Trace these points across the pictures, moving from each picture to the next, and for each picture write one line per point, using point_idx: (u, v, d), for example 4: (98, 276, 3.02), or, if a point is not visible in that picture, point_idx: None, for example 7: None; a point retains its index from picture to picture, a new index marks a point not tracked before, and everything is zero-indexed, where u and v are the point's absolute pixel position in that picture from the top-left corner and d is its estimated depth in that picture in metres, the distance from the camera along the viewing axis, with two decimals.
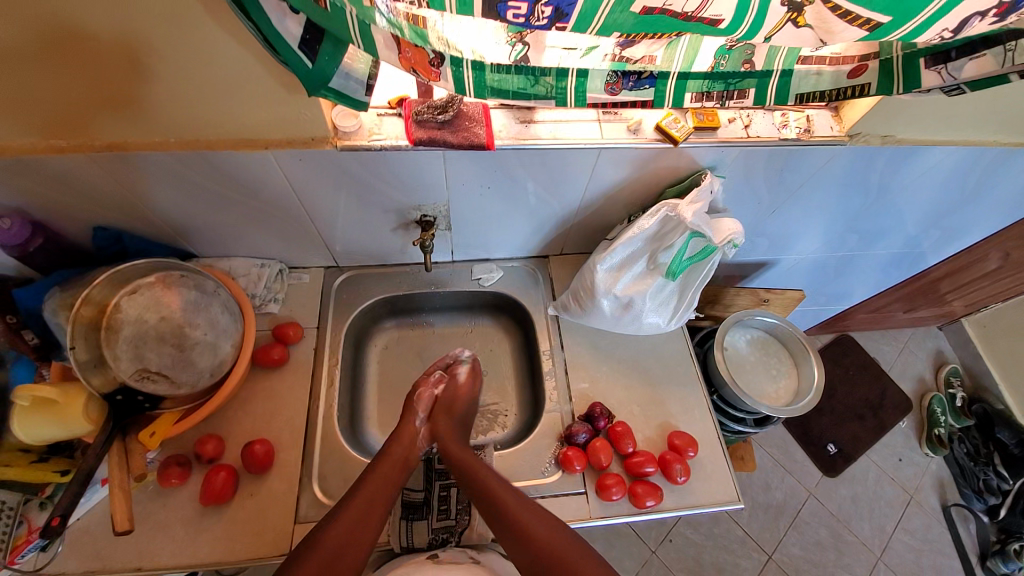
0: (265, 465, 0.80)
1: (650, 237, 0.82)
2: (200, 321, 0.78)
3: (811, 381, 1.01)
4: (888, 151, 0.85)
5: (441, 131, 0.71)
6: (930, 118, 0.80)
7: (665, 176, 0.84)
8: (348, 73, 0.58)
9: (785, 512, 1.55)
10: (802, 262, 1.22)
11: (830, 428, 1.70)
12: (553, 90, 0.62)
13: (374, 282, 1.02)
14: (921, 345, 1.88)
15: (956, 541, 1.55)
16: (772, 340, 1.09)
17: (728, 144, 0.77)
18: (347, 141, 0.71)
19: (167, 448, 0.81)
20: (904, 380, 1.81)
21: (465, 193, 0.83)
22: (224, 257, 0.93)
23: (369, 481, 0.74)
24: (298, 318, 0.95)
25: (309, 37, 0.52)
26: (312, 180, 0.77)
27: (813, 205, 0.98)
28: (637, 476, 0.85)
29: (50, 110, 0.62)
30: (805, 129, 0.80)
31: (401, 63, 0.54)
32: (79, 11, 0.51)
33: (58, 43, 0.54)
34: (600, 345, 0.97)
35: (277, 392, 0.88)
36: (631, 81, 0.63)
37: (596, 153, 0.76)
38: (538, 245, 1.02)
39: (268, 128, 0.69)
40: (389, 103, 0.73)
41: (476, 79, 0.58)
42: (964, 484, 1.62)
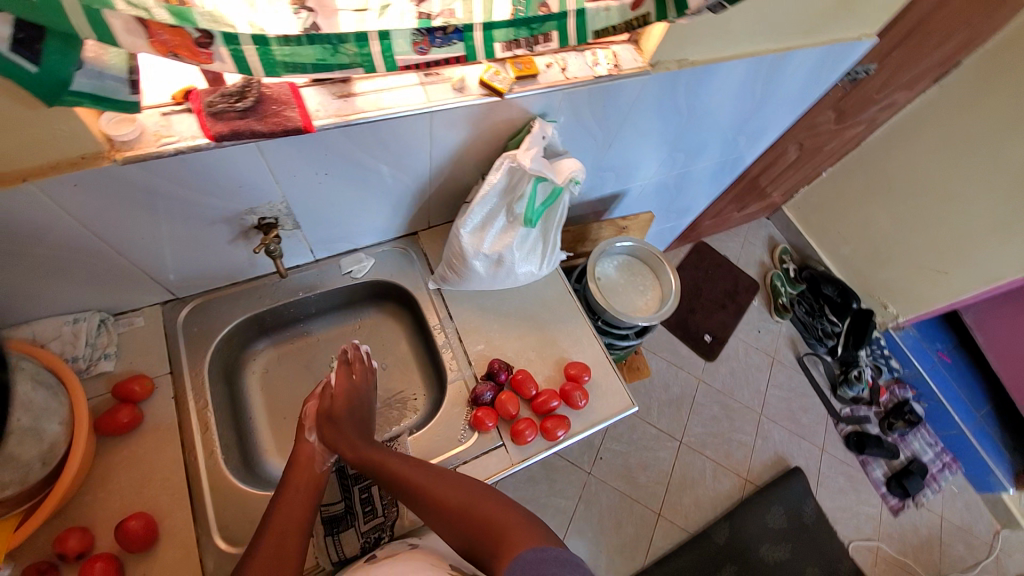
0: (148, 539, 0.69)
1: (502, 191, 0.84)
2: (15, 407, 0.62)
3: (671, 285, 1.15)
4: (686, 73, 0.96)
5: (246, 120, 0.62)
6: (710, 37, 0.91)
7: (503, 130, 0.86)
8: (100, 71, 0.49)
9: (684, 401, 1.79)
10: (648, 186, 1.36)
11: (704, 322, 1.97)
12: (358, 58, 0.58)
13: (230, 304, 0.91)
14: (756, 235, 2.24)
15: (812, 382, 1.94)
16: (636, 260, 1.20)
17: (551, 88, 0.80)
18: (131, 152, 0.60)
19: (19, 560, 0.67)
20: (749, 267, 2.15)
21: (299, 184, 0.76)
22: (22, 325, 0.76)
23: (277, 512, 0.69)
24: (144, 368, 0.82)
25: (23, 37, 0.42)
26: (101, 207, 0.65)
27: (641, 132, 1.08)
28: (545, 413, 0.90)
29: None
30: (615, 65, 0.86)
31: (155, 48, 0.46)
32: None
33: None
34: (487, 305, 0.99)
35: (141, 455, 0.76)
36: (438, 37, 0.62)
37: (428, 117, 0.74)
38: (402, 223, 0.99)
39: (16, 153, 0.55)
40: (174, 98, 0.62)
41: (262, 56, 0.52)
42: (808, 335, 2.01)
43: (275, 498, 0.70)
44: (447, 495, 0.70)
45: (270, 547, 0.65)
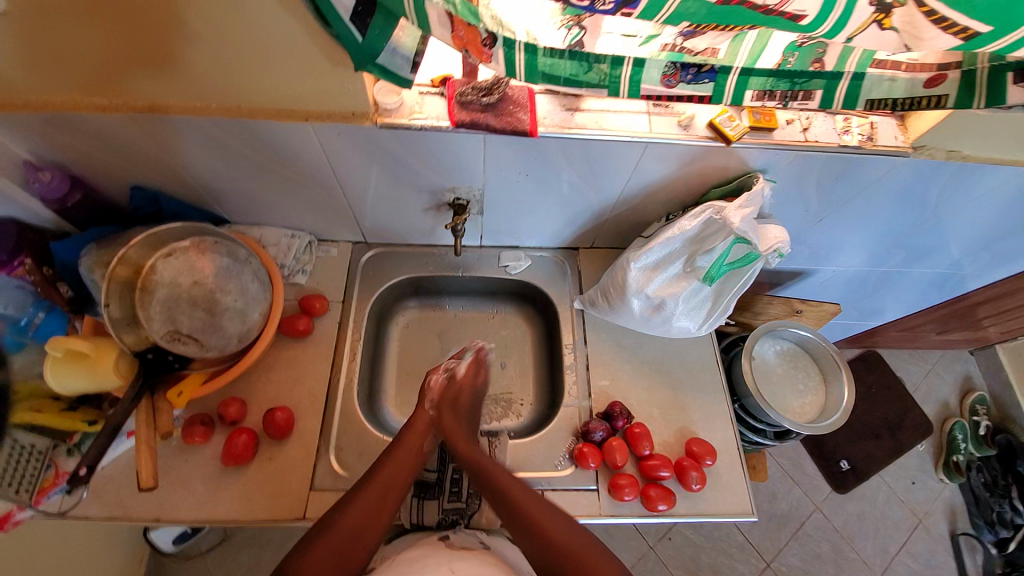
0: (285, 432, 0.81)
1: (690, 238, 0.79)
2: (230, 288, 0.79)
3: (841, 399, 0.97)
4: (953, 167, 0.79)
5: (484, 114, 0.68)
6: (1005, 135, 0.74)
7: (710, 176, 0.80)
8: (395, 49, 0.56)
9: (789, 523, 1.53)
10: (840, 274, 1.18)
11: (846, 444, 1.66)
12: (607, 78, 0.60)
13: (400, 261, 1.01)
14: (951, 368, 1.81)
15: (967, 572, 1.51)
16: (802, 353, 1.05)
17: (784, 146, 0.73)
18: (388, 118, 0.69)
19: (193, 407, 0.83)
20: (929, 403, 1.75)
21: (499, 178, 0.81)
22: (255, 226, 0.93)
23: (384, 467, 0.74)
24: (323, 291, 0.95)
25: (360, 10, 0.50)
26: (346, 154, 0.76)
27: (861, 217, 0.93)
28: (651, 479, 0.84)
29: (98, 65, 0.62)
30: (868, 136, 0.75)
31: (453, 42, 0.52)
32: None
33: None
34: (624, 343, 0.95)
35: (300, 361, 0.89)
36: (690, 73, 0.60)
37: (642, 147, 0.73)
38: (569, 236, 1.00)
39: (308, 98, 0.67)
40: (433, 82, 0.71)
41: (527, 62, 0.55)
42: (976, 514, 1.57)
43: (389, 448, 0.76)
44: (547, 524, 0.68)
45: (374, 494, 0.70)
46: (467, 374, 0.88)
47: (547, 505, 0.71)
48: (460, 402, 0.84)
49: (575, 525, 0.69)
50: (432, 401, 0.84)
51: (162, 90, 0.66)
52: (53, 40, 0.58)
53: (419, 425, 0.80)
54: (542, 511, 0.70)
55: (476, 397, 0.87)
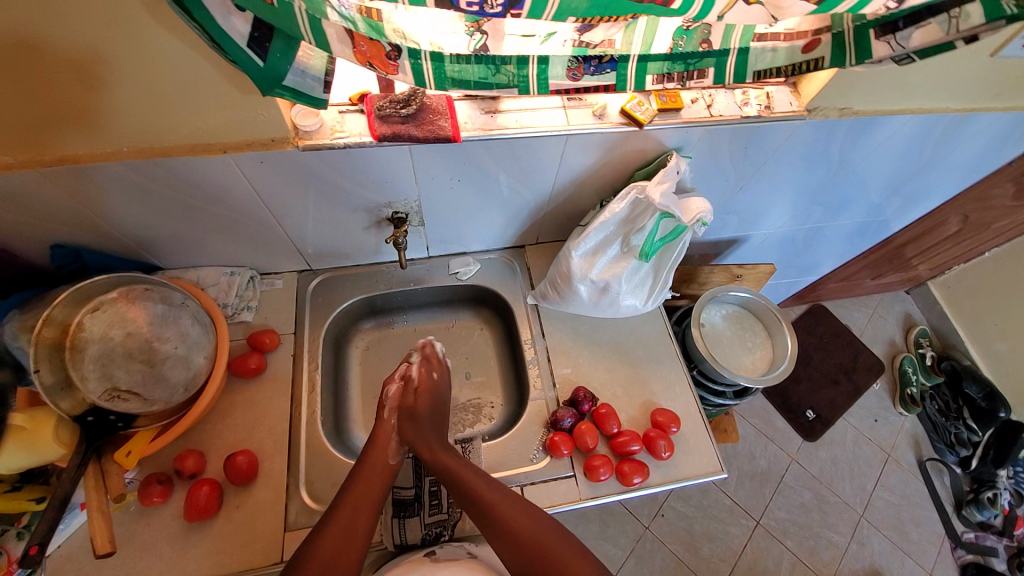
0: (249, 475, 0.78)
1: (621, 220, 0.83)
2: (169, 335, 0.75)
3: (786, 349, 1.04)
4: (846, 123, 0.87)
5: (405, 126, 0.69)
6: (884, 88, 0.82)
7: (633, 160, 0.85)
8: (304, 70, 0.56)
9: (770, 478, 1.61)
10: (772, 236, 1.26)
11: (808, 395, 1.76)
12: (515, 78, 0.62)
13: (349, 284, 1.00)
14: (889, 309, 1.96)
15: (933, 495, 1.63)
16: (746, 313, 1.11)
17: (692, 124, 0.78)
18: (310, 141, 0.69)
19: (145, 467, 0.79)
20: (874, 344, 1.88)
21: (434, 187, 0.82)
22: (192, 268, 0.90)
23: (351, 490, 0.74)
24: (273, 325, 0.93)
25: (257, 35, 0.50)
26: (274, 183, 0.75)
27: (777, 180, 1.00)
28: (623, 455, 0.86)
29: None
30: (765, 106, 0.82)
31: (357, 58, 0.52)
32: None
33: None
34: (581, 330, 0.98)
35: (258, 400, 0.86)
36: (592, 65, 0.63)
37: (564, 140, 0.76)
38: (514, 235, 1.02)
39: (225, 131, 0.66)
40: (350, 100, 0.71)
41: (435, 71, 0.56)
42: (936, 439, 1.71)
43: (355, 468, 0.77)
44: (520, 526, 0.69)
45: (343, 520, 0.70)
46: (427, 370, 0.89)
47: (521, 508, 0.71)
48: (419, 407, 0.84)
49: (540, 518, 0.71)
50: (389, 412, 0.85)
51: (72, 139, 0.63)
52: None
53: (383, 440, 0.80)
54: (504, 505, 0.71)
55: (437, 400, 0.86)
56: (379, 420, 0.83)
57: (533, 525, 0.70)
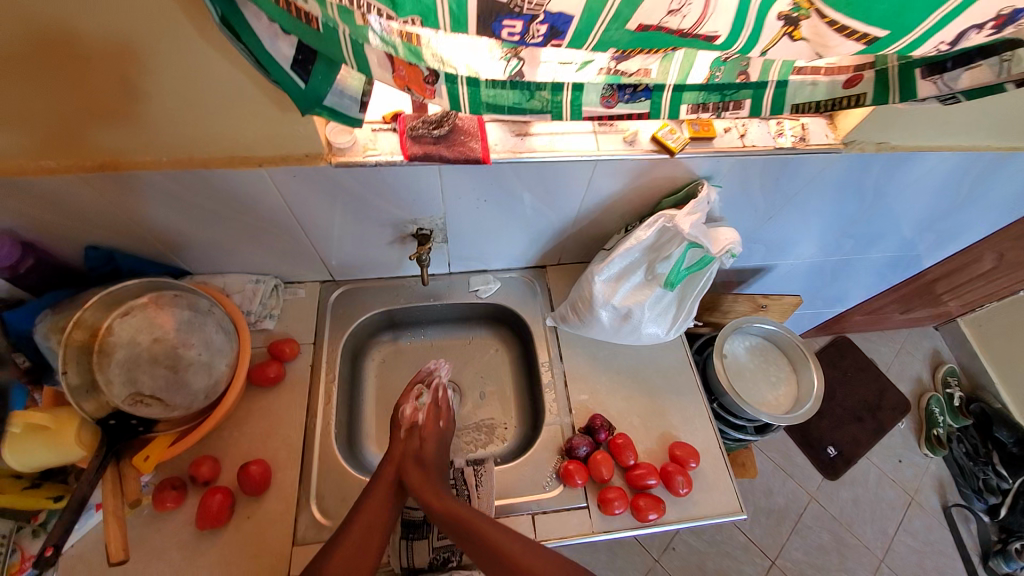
0: (262, 486, 0.78)
1: (646, 248, 0.81)
2: (193, 342, 0.76)
3: (811, 388, 1.00)
4: (882, 158, 0.85)
5: (437, 146, 0.70)
6: (924, 124, 0.80)
7: (661, 187, 0.84)
8: (342, 91, 0.57)
9: (787, 516, 1.55)
10: (799, 266, 1.23)
11: (830, 430, 1.70)
12: (548, 104, 0.62)
13: (370, 297, 1.01)
14: (917, 345, 1.89)
15: (958, 543, 1.55)
16: (770, 346, 1.08)
17: (724, 153, 0.77)
18: (343, 157, 0.70)
19: (162, 471, 0.79)
20: (901, 381, 1.81)
21: (460, 205, 0.82)
22: (218, 274, 0.92)
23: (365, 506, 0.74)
24: (293, 334, 0.94)
25: (301, 58, 0.52)
26: (304, 196, 0.76)
27: (808, 211, 0.98)
28: (639, 489, 0.84)
29: (49, 130, 0.61)
30: (800, 138, 0.80)
31: (395, 82, 0.54)
32: (42, 27, 0.49)
33: (38, 62, 0.53)
34: (599, 355, 0.96)
35: (274, 409, 0.86)
36: (626, 93, 0.63)
37: (592, 165, 0.76)
38: (535, 255, 1.02)
39: (260, 146, 0.68)
40: (384, 118, 0.72)
41: (470, 95, 0.57)
42: (964, 484, 1.62)
43: (370, 484, 0.77)
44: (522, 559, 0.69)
45: (356, 537, 0.70)
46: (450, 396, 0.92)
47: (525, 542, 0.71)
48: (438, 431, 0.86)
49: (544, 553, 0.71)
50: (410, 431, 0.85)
51: (116, 146, 0.65)
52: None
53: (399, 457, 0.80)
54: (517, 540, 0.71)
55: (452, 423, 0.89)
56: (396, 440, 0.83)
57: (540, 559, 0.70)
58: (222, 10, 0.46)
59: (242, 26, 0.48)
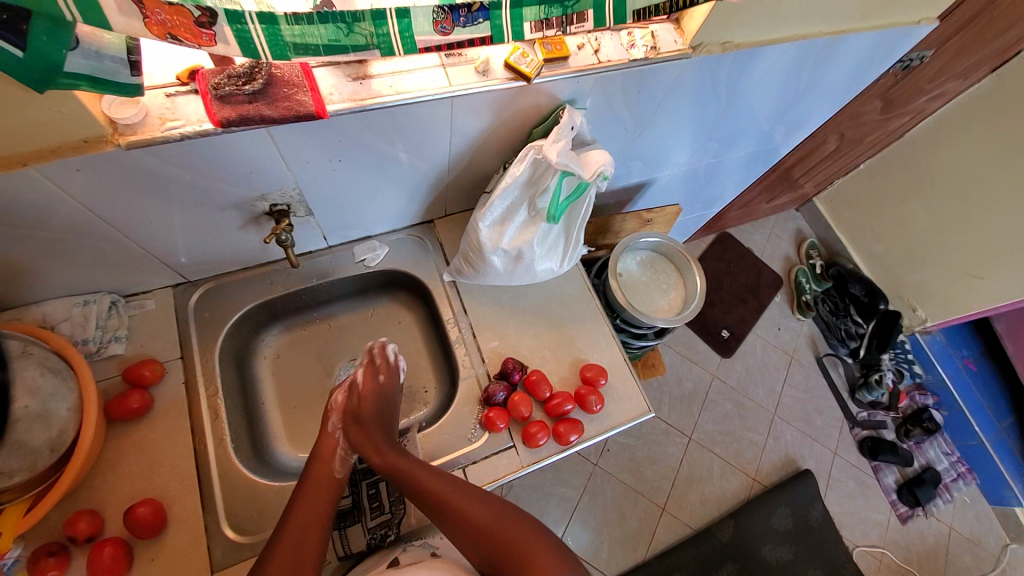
0: (156, 525, 0.70)
1: (524, 184, 0.78)
2: (15, 394, 0.59)
3: (696, 286, 1.09)
4: (729, 58, 0.88)
5: (254, 104, 0.58)
6: (760, 18, 0.82)
7: (528, 117, 0.80)
8: (98, 52, 0.45)
9: (696, 398, 1.75)
10: (677, 175, 1.29)
11: (723, 316, 1.91)
12: (375, 37, 0.53)
13: (241, 290, 0.89)
14: (783, 227, 2.15)
15: (831, 385, 1.88)
16: (658, 257, 1.15)
17: (581, 73, 0.74)
18: (134, 136, 0.56)
19: (32, 540, 0.67)
20: (774, 261, 2.07)
21: (311, 171, 0.72)
22: (29, 304, 0.74)
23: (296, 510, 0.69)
24: (154, 353, 0.81)
25: (6, 18, 0.38)
26: (108, 192, 0.62)
27: (674, 120, 1.01)
28: (558, 416, 0.87)
29: None
30: (651, 47, 0.79)
31: (153, 31, 0.42)
32: None
33: None
34: (502, 300, 0.95)
35: (152, 440, 0.76)
36: (461, 15, 0.56)
37: (448, 103, 0.69)
38: (418, 210, 0.95)
39: (20, 139, 0.52)
40: (179, 78, 0.58)
41: (269, 36, 0.47)
42: (831, 335, 1.94)
43: (299, 484, 0.72)
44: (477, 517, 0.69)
45: (292, 539, 0.65)
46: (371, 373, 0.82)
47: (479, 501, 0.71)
48: (365, 412, 0.79)
49: (500, 505, 0.72)
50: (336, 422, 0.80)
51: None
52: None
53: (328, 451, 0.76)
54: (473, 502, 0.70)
55: (382, 398, 0.81)
56: (322, 434, 0.79)
57: (495, 513, 0.71)
58: None
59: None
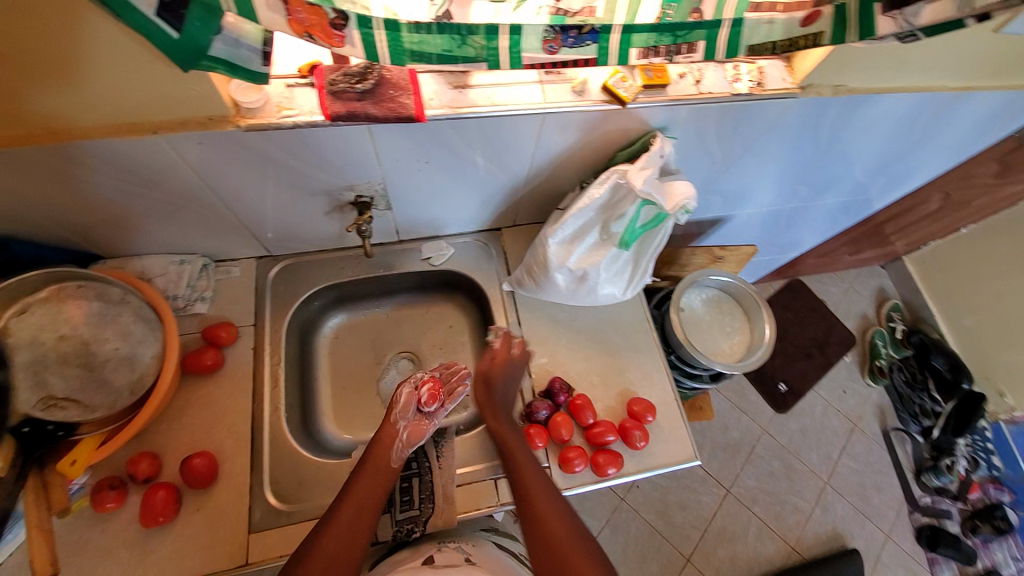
0: (209, 477, 0.74)
1: (601, 206, 0.77)
2: (108, 335, 0.68)
3: (763, 336, 1.02)
4: (839, 102, 0.82)
5: (362, 103, 0.61)
6: (880, 64, 0.77)
7: (615, 140, 0.79)
8: (237, 39, 0.48)
9: (741, 449, 1.65)
10: (757, 214, 1.22)
11: (782, 368, 1.79)
12: (483, 50, 0.54)
13: (314, 271, 0.94)
14: (864, 284, 1.98)
15: (894, 461, 1.70)
16: (726, 297, 1.09)
17: (679, 102, 0.72)
18: (253, 120, 0.61)
19: (97, 471, 0.74)
20: (848, 319, 1.91)
21: (399, 169, 0.75)
22: (135, 257, 0.82)
23: (352, 492, 0.71)
24: (231, 317, 0.87)
25: (170, 3, 0.42)
26: (219, 165, 0.67)
27: (766, 159, 0.96)
28: (598, 445, 0.84)
29: None
30: (757, 82, 0.76)
31: (293, 28, 0.45)
32: None
33: None
34: (559, 317, 0.94)
35: (217, 397, 0.81)
36: (571, 36, 0.56)
37: (540, 118, 0.69)
38: (490, 217, 0.96)
39: (154, 110, 0.58)
40: (300, 71, 0.63)
41: (390, 42, 0.49)
42: (902, 408, 1.76)
43: (356, 469, 0.73)
44: (548, 519, 0.68)
45: (345, 521, 0.67)
46: (507, 344, 0.85)
47: (557, 504, 0.70)
48: (489, 381, 0.82)
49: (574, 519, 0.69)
50: (404, 414, 0.78)
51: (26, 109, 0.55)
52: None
53: (388, 443, 0.75)
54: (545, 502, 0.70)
55: (511, 372, 0.84)
56: (385, 422, 0.78)
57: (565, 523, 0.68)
58: None
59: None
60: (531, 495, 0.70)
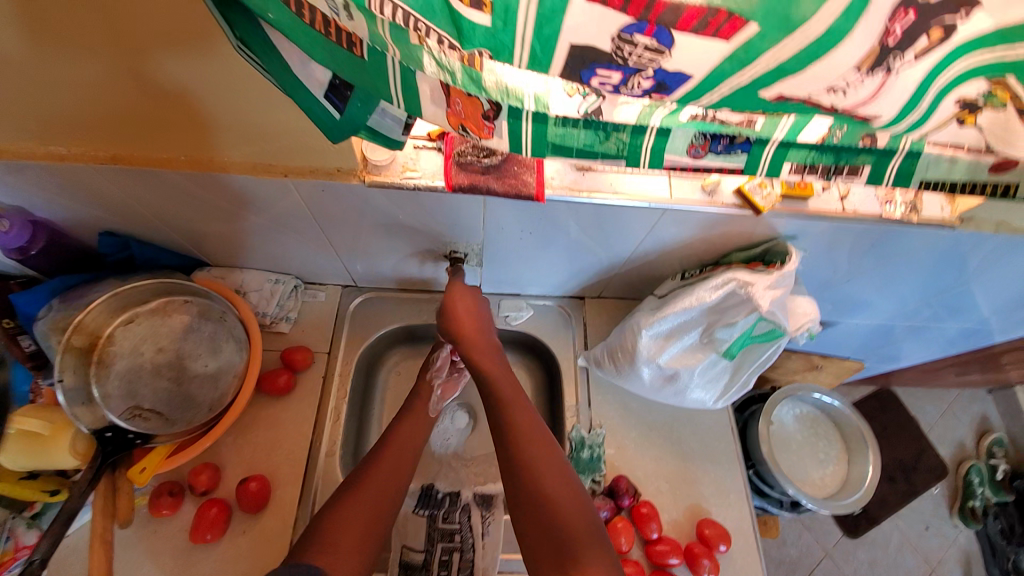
0: (259, 503, 0.74)
1: (708, 308, 0.71)
2: (201, 352, 0.73)
3: (864, 477, 0.89)
4: (999, 240, 0.72)
5: (485, 177, 0.61)
6: None
7: (733, 241, 0.73)
8: (386, 109, 0.48)
9: (798, 570, 1.46)
10: (862, 326, 1.10)
11: None
12: (625, 147, 0.51)
13: (393, 307, 0.94)
14: (966, 409, 1.73)
15: None
16: (823, 419, 0.98)
17: (819, 217, 0.66)
18: (378, 176, 0.61)
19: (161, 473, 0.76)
20: (942, 446, 1.67)
21: (501, 234, 0.74)
22: (236, 269, 0.85)
23: (395, 432, 0.73)
24: (308, 341, 0.88)
25: (338, 84, 0.42)
26: (331, 207, 0.68)
27: (892, 278, 0.86)
28: (657, 565, 0.76)
29: (68, 120, 0.55)
30: (912, 207, 0.68)
31: (450, 119, 0.44)
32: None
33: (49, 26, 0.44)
34: (632, 406, 0.88)
35: (281, 420, 0.82)
36: (720, 144, 0.52)
37: (660, 212, 0.66)
38: (577, 286, 0.92)
39: (287, 154, 0.60)
40: (430, 135, 0.62)
41: (535, 132, 0.47)
42: (992, 563, 1.52)
43: (399, 415, 0.77)
44: (544, 476, 0.58)
45: (392, 456, 0.68)
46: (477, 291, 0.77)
47: (567, 489, 0.58)
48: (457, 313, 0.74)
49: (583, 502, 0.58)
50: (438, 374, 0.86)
51: (173, 133, 0.58)
52: (32, 105, 0.53)
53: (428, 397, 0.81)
54: (553, 464, 0.60)
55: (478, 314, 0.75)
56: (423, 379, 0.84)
57: (571, 503, 0.57)
58: (239, 33, 0.37)
59: (268, 53, 0.39)
60: (536, 476, 0.58)
